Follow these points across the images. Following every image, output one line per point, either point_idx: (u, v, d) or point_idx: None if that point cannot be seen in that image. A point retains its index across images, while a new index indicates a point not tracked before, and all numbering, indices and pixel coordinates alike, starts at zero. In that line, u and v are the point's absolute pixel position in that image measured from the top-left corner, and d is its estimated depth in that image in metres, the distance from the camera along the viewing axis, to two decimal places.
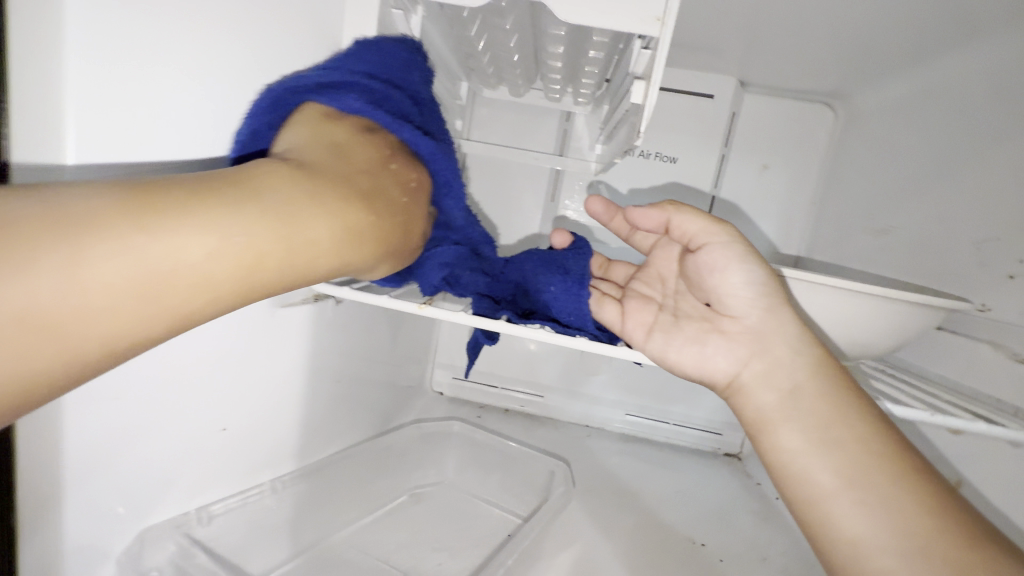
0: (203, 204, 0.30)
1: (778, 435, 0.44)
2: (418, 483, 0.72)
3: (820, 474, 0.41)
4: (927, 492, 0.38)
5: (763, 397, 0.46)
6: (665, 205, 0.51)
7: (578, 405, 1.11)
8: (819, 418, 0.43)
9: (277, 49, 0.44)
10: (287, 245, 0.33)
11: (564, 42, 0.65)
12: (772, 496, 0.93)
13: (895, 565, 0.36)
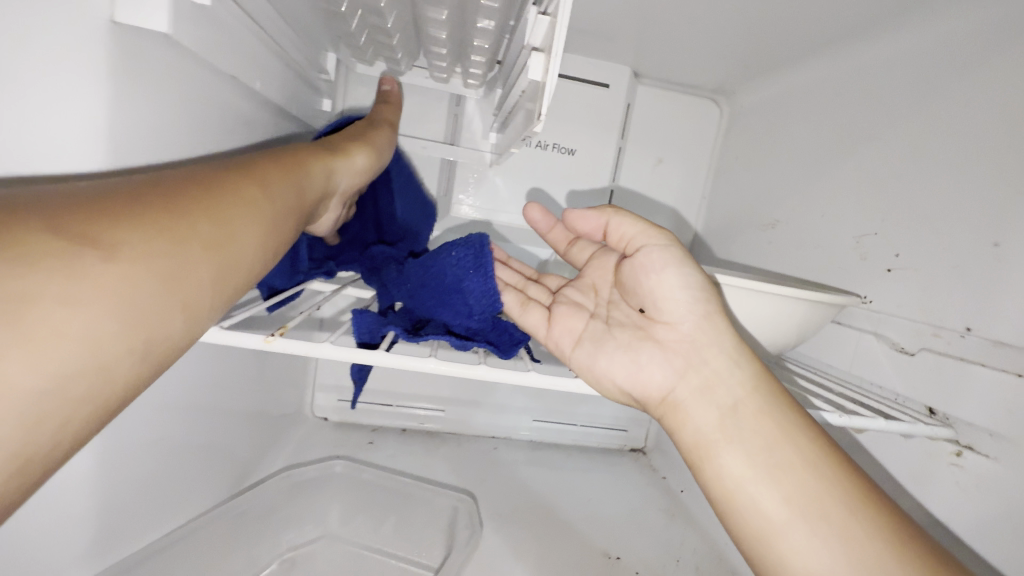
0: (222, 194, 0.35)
1: (723, 459, 0.40)
2: (291, 543, 0.60)
3: (772, 502, 0.37)
4: (882, 523, 0.35)
5: (703, 416, 0.42)
6: (602, 209, 0.47)
7: (483, 416, 1.02)
8: (765, 440, 0.39)
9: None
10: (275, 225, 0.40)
11: (448, 7, 0.54)
12: (677, 489, 0.93)
13: None
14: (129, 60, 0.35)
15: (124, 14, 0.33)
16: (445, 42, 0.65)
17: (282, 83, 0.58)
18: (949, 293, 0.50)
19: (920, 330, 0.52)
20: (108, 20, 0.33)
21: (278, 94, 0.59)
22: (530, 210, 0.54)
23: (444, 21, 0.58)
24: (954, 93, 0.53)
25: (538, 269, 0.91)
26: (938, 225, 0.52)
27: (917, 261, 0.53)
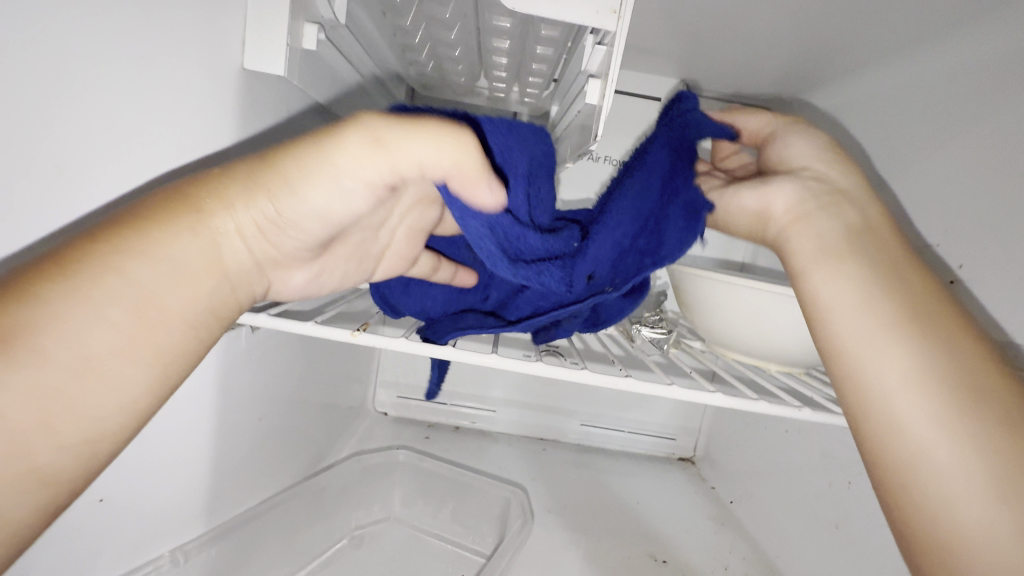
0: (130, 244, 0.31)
1: (866, 372, 0.33)
2: (359, 522, 0.66)
3: (941, 451, 0.30)
4: (993, 411, 0.30)
5: (842, 306, 0.35)
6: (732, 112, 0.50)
7: (532, 417, 1.06)
8: (862, 269, 0.35)
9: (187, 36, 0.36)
10: (230, 244, 0.35)
11: (510, 37, 0.60)
12: (727, 499, 0.93)
13: (974, 515, 0.28)
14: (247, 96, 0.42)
15: (251, 60, 0.41)
16: (506, 65, 0.70)
17: (363, 108, 0.65)
18: (1017, 305, 0.49)
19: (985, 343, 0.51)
20: (240, 66, 0.41)
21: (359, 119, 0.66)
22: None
23: (506, 48, 0.64)
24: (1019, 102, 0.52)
25: None
26: (1002, 235, 0.51)
27: (981, 272, 0.52)
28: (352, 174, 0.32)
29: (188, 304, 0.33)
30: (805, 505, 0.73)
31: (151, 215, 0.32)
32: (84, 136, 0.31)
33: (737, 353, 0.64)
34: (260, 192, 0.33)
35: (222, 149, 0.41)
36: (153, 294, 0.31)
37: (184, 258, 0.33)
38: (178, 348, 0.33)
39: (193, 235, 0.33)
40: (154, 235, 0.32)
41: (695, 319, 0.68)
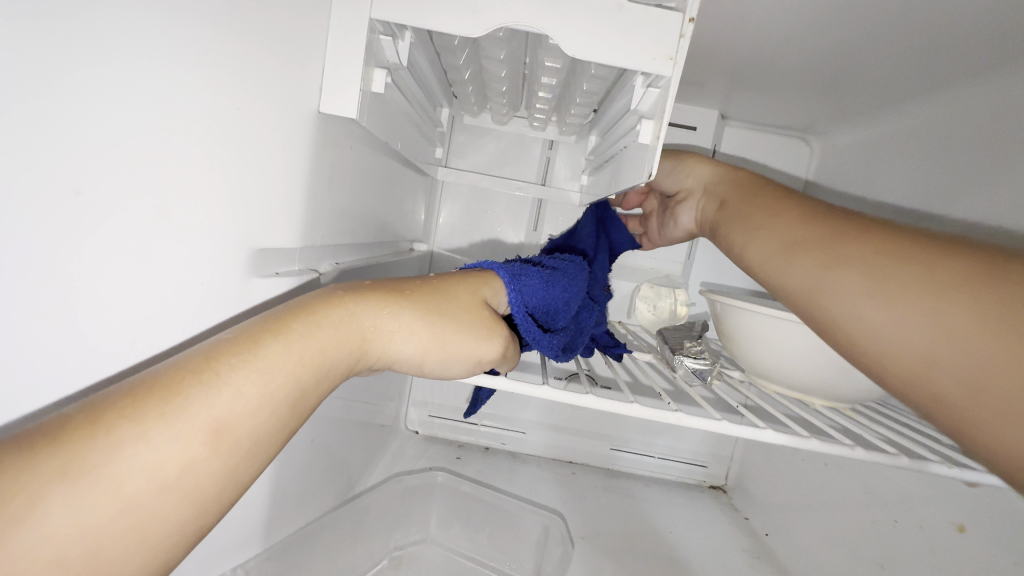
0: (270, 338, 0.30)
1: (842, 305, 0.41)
2: (398, 543, 0.68)
3: (916, 331, 0.36)
4: (912, 262, 0.37)
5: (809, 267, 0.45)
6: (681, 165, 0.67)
7: (561, 440, 1.06)
8: (776, 226, 0.49)
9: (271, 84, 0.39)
10: (368, 332, 0.35)
11: (557, 74, 0.62)
12: (762, 531, 0.91)
13: (919, 332, 0.35)
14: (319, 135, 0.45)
15: (328, 105, 0.44)
16: (549, 98, 0.72)
17: (413, 141, 0.68)
18: None
19: None
20: (316, 109, 0.44)
21: (409, 150, 0.69)
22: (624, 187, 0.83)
23: (552, 84, 0.66)
24: None
25: (621, 300, 0.95)
26: None
27: None
28: (401, 336, 0.36)
29: (279, 417, 0.28)
30: (848, 542, 0.71)
31: (269, 331, 0.30)
32: (197, 183, 0.33)
33: (778, 385, 0.64)
34: (374, 303, 0.35)
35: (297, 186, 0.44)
36: (237, 403, 0.26)
37: (288, 369, 0.29)
38: (254, 441, 0.27)
39: (296, 344, 0.30)
40: (273, 343, 0.29)
41: (734, 350, 0.68)
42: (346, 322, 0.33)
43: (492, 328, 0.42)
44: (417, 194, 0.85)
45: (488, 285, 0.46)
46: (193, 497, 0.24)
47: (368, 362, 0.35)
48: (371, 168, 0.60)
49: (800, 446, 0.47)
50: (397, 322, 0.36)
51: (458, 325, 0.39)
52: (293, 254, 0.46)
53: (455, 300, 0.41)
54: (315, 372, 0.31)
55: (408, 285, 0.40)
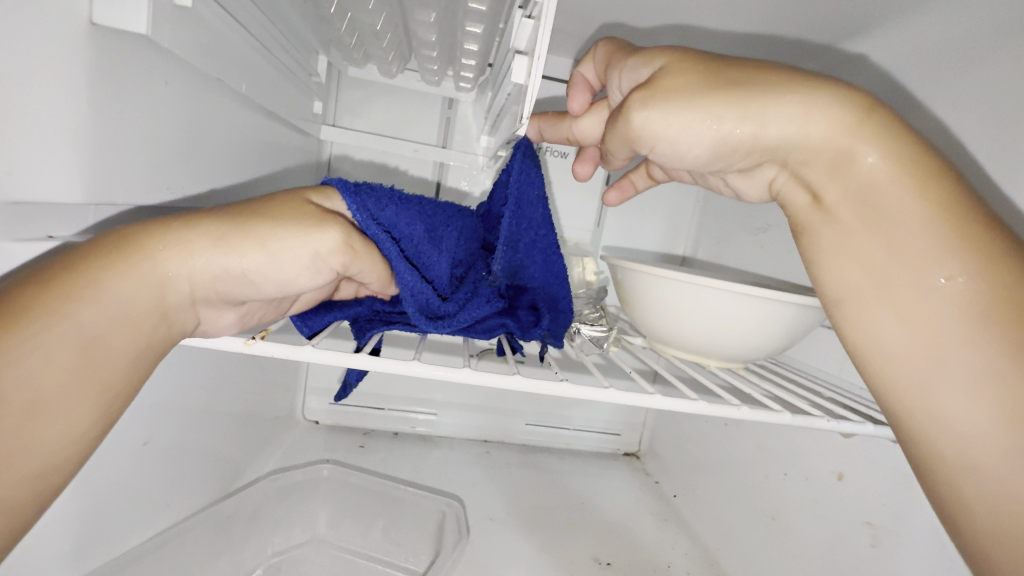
0: (45, 296, 0.27)
1: (924, 404, 0.31)
2: (277, 548, 0.60)
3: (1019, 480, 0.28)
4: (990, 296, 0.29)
5: (882, 341, 0.32)
6: (713, 111, 0.32)
7: (476, 419, 1.02)
8: (827, 161, 0.32)
9: None
10: (171, 268, 0.30)
11: (436, 11, 0.54)
12: (670, 493, 0.93)
13: (959, 403, 0.29)
14: (103, 60, 0.35)
15: (103, 15, 0.33)
16: (435, 44, 0.64)
17: (273, 86, 0.58)
18: None
19: None
20: (89, 21, 0.33)
21: (271, 98, 0.59)
22: (569, 101, 0.46)
23: (433, 24, 0.58)
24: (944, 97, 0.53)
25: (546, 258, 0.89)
26: None
27: None
28: (216, 259, 0.31)
29: (73, 371, 0.27)
30: (744, 497, 0.73)
31: (23, 292, 0.26)
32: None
33: (677, 350, 0.63)
34: (159, 240, 0.30)
35: (75, 122, 0.34)
36: (7, 378, 0.24)
37: (67, 320, 0.26)
38: (102, 384, 0.28)
39: (81, 301, 0.27)
40: (33, 311, 0.26)
41: (635, 316, 0.66)
42: (135, 258, 0.29)
43: (322, 217, 0.35)
44: (295, 155, 0.75)
45: (315, 190, 0.40)
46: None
47: (196, 296, 0.32)
48: (212, 113, 0.49)
49: (689, 409, 0.45)
50: (203, 244, 0.31)
51: (275, 223, 0.33)
52: (80, 209, 0.36)
53: (275, 205, 0.35)
54: (157, 320, 0.30)
55: (226, 208, 0.34)
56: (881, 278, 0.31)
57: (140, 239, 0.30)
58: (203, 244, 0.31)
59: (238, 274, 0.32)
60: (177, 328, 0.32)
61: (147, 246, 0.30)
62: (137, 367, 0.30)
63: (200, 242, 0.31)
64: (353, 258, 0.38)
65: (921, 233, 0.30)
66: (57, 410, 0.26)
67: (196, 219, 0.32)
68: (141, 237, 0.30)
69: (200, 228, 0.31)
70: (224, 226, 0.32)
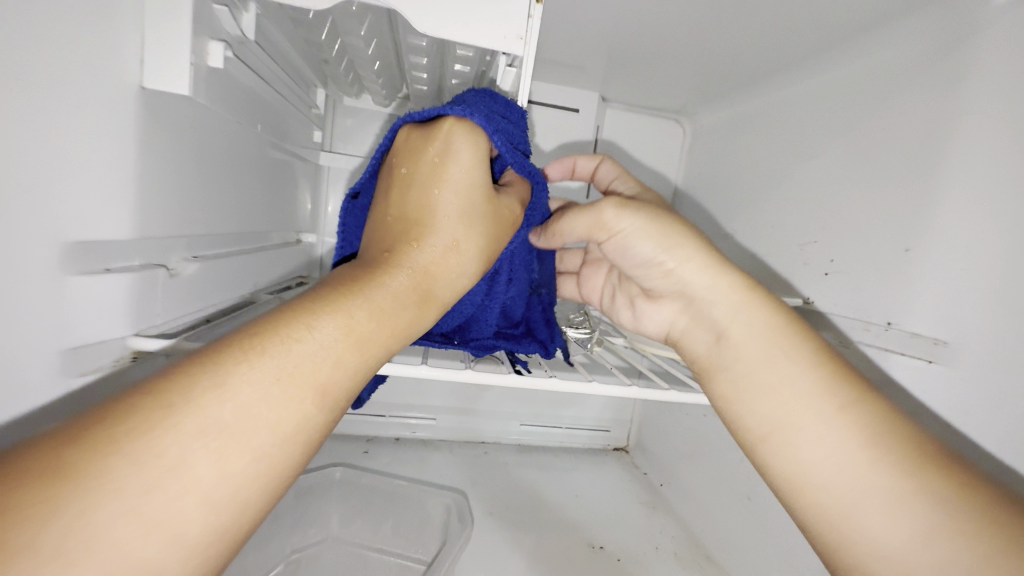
0: (281, 335, 0.29)
1: (836, 525, 0.36)
2: (295, 546, 0.65)
3: (901, 546, 0.33)
4: (856, 419, 0.38)
5: (777, 446, 0.41)
6: (664, 233, 0.47)
7: (473, 422, 1.08)
8: (732, 303, 0.45)
9: (80, 57, 0.34)
10: (367, 315, 0.33)
11: (427, 55, 0.60)
12: (657, 483, 1.00)
13: (875, 512, 0.35)
14: (152, 118, 0.40)
15: (152, 80, 0.39)
16: (425, 81, 0.70)
17: (280, 122, 0.65)
18: (879, 292, 0.58)
19: (855, 325, 0.60)
20: (138, 84, 0.39)
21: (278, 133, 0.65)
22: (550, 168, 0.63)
23: (425, 64, 0.63)
24: (872, 119, 0.62)
25: None
26: (865, 233, 0.60)
27: (851, 267, 0.62)
28: (393, 304, 0.34)
29: (299, 406, 0.28)
30: (723, 482, 0.80)
31: (257, 334, 0.28)
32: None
33: (654, 348, 0.70)
34: (357, 291, 0.33)
35: (129, 170, 0.39)
36: (255, 402, 0.26)
37: (293, 362, 0.28)
38: (317, 420, 0.29)
39: (320, 329, 0.30)
40: (281, 340, 0.29)
41: (615, 318, 0.72)
42: (341, 307, 0.32)
43: (476, 226, 0.41)
44: (298, 181, 0.80)
45: (416, 138, 0.42)
46: (207, 501, 0.24)
47: (387, 341, 0.34)
48: (234, 150, 0.56)
49: (662, 396, 0.52)
50: (388, 297, 0.34)
51: (446, 257, 0.39)
52: (129, 246, 0.41)
53: (446, 229, 0.39)
54: (369, 354, 0.33)
55: (394, 250, 0.38)
56: (784, 412, 0.41)
57: (355, 281, 0.34)
58: (453, 242, 0.40)
59: (414, 311, 0.36)
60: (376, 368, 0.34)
61: (345, 291, 0.33)
62: (339, 407, 0.31)
63: (385, 293, 0.34)
64: (493, 238, 0.42)
65: (795, 373, 0.41)
66: (286, 444, 0.27)
67: (386, 242, 0.39)
68: (339, 283, 0.34)
69: (391, 272, 0.36)
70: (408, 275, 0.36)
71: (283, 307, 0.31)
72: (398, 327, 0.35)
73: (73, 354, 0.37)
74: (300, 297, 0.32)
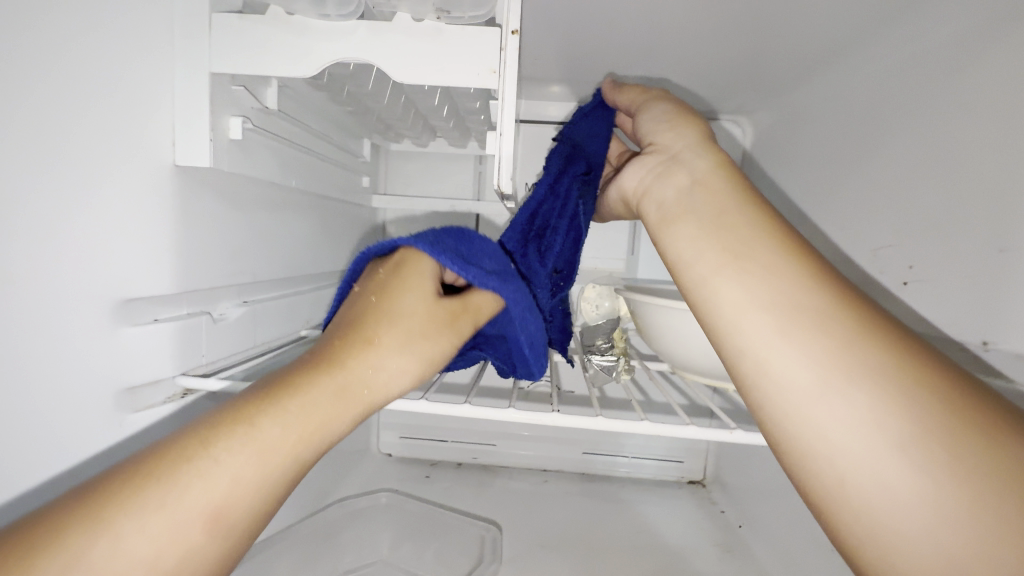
0: (177, 464, 0.31)
1: (795, 398, 0.33)
2: (348, 566, 0.68)
3: (901, 487, 0.29)
4: (863, 339, 0.33)
5: (758, 369, 0.35)
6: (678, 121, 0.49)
7: (533, 449, 1.06)
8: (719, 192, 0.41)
9: (125, 149, 0.42)
10: (276, 431, 0.35)
11: (438, 98, 0.63)
12: (736, 524, 0.88)
13: (877, 461, 0.30)
14: (188, 189, 0.48)
15: (182, 158, 0.46)
16: (448, 119, 0.73)
17: (324, 175, 0.72)
18: (969, 302, 0.47)
19: (945, 344, 0.49)
20: (172, 163, 0.46)
21: (323, 184, 0.73)
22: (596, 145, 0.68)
23: (439, 105, 0.66)
24: (943, 96, 0.52)
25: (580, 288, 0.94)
26: (946, 232, 0.50)
27: (933, 273, 0.51)
28: (305, 415, 0.36)
29: (192, 531, 0.30)
30: (805, 528, 0.69)
31: (156, 462, 0.31)
32: (27, 246, 0.36)
33: (695, 374, 0.64)
34: (267, 406, 0.35)
35: (171, 234, 0.46)
36: (137, 535, 0.29)
37: (189, 487, 0.31)
38: (220, 536, 0.31)
39: (220, 449, 0.32)
40: (173, 470, 0.31)
41: (651, 343, 0.68)
42: (245, 429, 0.34)
43: (404, 341, 0.44)
44: (353, 223, 0.88)
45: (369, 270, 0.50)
46: None
47: (300, 452, 0.36)
48: (276, 206, 0.63)
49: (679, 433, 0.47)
50: (303, 407, 0.36)
51: (370, 360, 0.41)
52: (177, 298, 0.49)
53: (370, 343, 0.42)
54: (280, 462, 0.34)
55: (322, 354, 0.41)
56: (770, 324, 0.35)
57: (261, 393, 0.36)
58: (374, 345, 0.42)
59: (331, 414, 0.37)
60: (292, 478, 0.36)
61: (254, 407, 0.35)
62: (251, 527, 0.33)
63: (300, 404, 0.36)
64: (419, 347, 0.44)
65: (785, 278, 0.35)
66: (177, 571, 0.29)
67: (317, 347, 0.42)
68: (255, 396, 0.36)
69: (310, 379, 0.38)
70: (328, 383, 0.38)
71: (191, 429, 0.34)
72: (307, 435, 0.36)
73: (129, 393, 0.45)
74: (210, 415, 0.35)
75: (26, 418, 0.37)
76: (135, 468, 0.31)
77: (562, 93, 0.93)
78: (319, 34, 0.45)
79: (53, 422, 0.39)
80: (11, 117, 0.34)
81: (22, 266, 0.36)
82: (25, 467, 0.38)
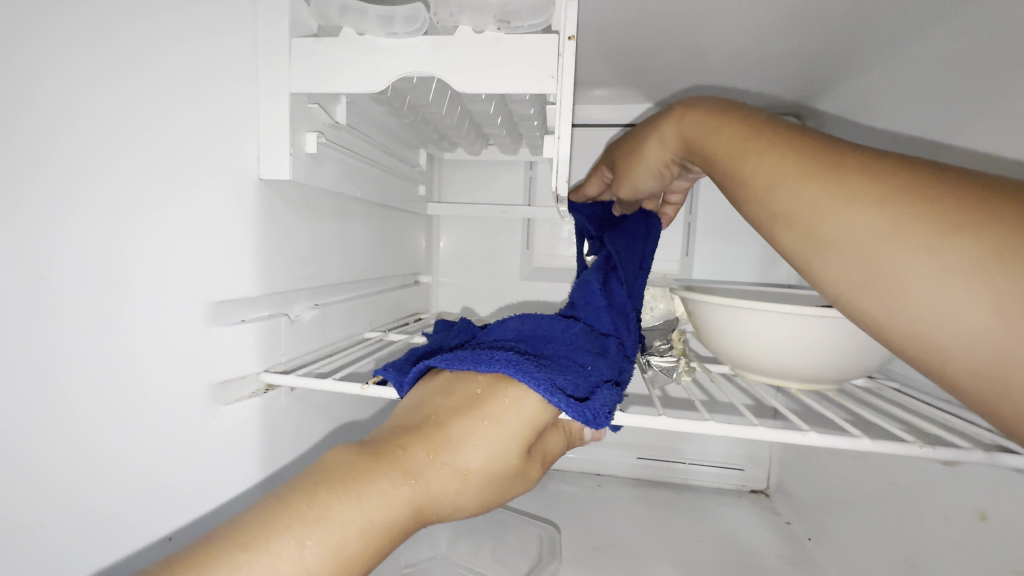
0: (286, 524, 0.29)
1: (927, 346, 0.28)
2: (409, 560, 0.71)
3: None
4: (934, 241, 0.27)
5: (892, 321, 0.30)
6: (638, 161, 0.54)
7: (586, 452, 1.06)
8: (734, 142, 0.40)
9: (218, 160, 0.46)
10: (390, 492, 0.32)
11: (494, 106, 0.65)
12: (804, 537, 0.84)
13: None
14: (267, 199, 0.52)
15: (266, 170, 0.50)
16: (501, 126, 0.75)
17: (386, 184, 0.76)
18: None
19: None
20: (257, 175, 0.50)
21: (385, 192, 0.77)
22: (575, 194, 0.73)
23: (494, 113, 0.68)
24: None
25: None
26: None
27: None
28: (416, 486, 0.33)
29: None
30: (881, 539, 0.65)
31: (265, 518, 0.29)
32: (146, 249, 0.41)
33: (757, 374, 0.62)
34: (378, 467, 0.33)
35: (251, 241, 0.50)
36: None
37: (296, 549, 0.28)
38: None
39: (307, 541, 0.29)
40: (282, 529, 0.29)
41: (709, 343, 0.67)
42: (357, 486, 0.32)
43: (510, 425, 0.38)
44: (408, 230, 0.92)
45: (445, 383, 0.41)
46: None
47: (405, 519, 0.33)
48: (341, 214, 0.68)
49: (748, 433, 0.46)
50: (411, 475, 0.34)
51: (478, 440, 0.37)
52: (261, 301, 0.53)
53: (475, 423, 0.37)
54: (359, 560, 0.31)
55: (424, 429, 0.37)
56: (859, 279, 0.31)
57: (348, 476, 0.32)
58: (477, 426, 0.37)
59: (438, 489, 0.34)
60: (393, 541, 0.33)
61: (367, 469, 0.33)
62: None
63: (410, 470, 0.34)
64: (531, 429, 0.39)
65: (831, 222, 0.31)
66: None
67: (412, 421, 0.38)
68: (367, 457, 0.34)
69: (414, 452, 0.35)
70: (434, 453, 0.35)
71: (300, 486, 0.31)
72: (390, 533, 0.32)
73: (220, 387, 0.49)
74: (320, 473, 0.32)
75: (142, 404, 0.42)
76: (246, 524, 0.29)
77: (612, 95, 0.94)
78: (388, 50, 0.47)
79: (162, 407, 0.43)
80: (119, 135, 0.38)
81: (139, 268, 0.40)
82: (143, 448, 0.42)
